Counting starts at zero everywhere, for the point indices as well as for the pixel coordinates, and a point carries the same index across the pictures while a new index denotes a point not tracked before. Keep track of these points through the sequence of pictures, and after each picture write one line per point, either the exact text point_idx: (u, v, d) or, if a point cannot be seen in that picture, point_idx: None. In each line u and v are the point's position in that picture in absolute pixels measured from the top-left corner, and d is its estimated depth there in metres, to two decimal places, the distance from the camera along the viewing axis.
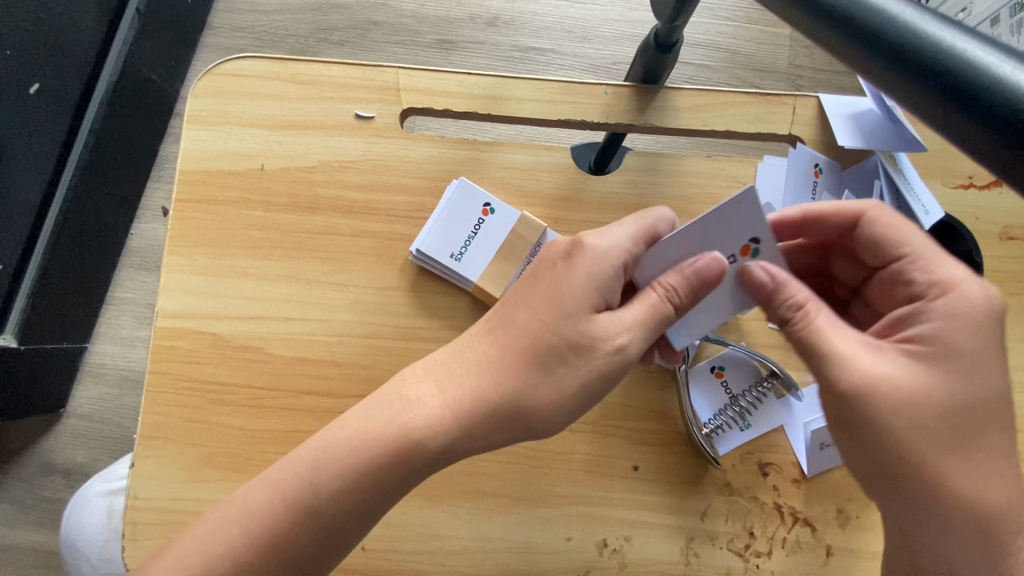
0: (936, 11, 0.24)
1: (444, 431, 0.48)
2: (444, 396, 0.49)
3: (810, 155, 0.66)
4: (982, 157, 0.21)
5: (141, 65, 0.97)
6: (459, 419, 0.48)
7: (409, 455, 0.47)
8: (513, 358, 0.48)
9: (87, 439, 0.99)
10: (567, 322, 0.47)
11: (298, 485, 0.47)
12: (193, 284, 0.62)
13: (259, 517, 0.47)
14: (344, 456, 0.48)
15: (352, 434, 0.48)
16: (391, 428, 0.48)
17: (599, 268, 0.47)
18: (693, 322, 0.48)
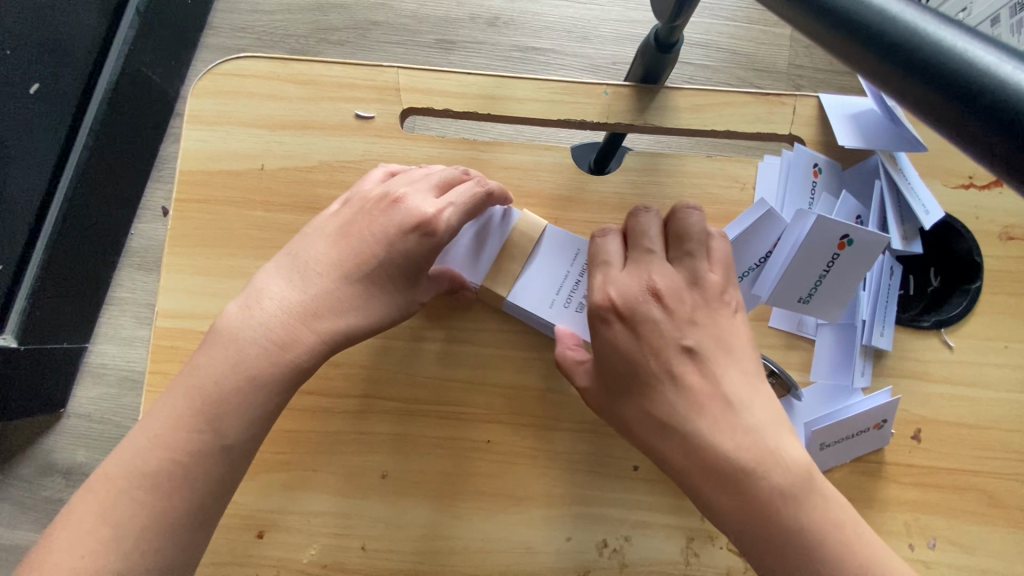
0: (937, 12, 0.24)
1: (289, 361, 0.50)
2: (289, 313, 0.51)
3: (809, 155, 0.66)
4: (983, 159, 0.21)
5: (141, 66, 0.97)
6: (298, 348, 0.50)
7: (269, 371, 0.49)
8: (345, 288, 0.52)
9: (87, 439, 0.99)
10: (406, 242, 0.53)
11: (203, 412, 0.47)
12: (194, 284, 0.62)
13: (176, 439, 0.46)
14: (231, 372, 0.48)
15: (233, 354, 0.49)
16: (274, 350, 0.50)
17: (421, 203, 0.54)
18: (797, 279, 0.58)
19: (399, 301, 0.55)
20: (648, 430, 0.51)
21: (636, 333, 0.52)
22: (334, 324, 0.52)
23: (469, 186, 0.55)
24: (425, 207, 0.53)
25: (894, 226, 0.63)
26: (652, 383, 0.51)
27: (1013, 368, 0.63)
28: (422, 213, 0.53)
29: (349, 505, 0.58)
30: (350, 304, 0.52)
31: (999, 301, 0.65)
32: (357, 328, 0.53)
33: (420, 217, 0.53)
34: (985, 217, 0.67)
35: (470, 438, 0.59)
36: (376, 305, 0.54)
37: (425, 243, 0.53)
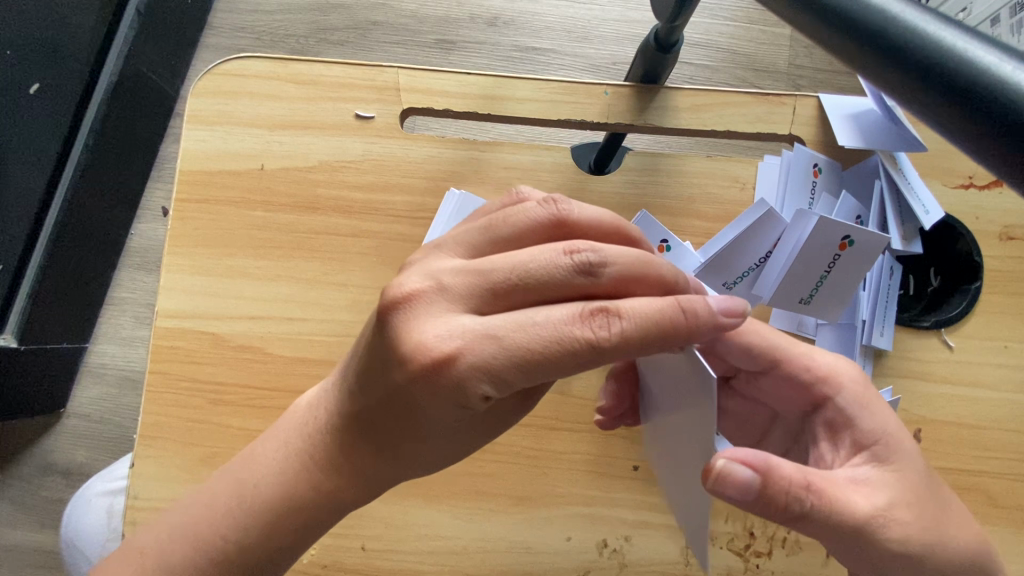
0: (937, 11, 0.24)
1: (334, 491, 0.46)
2: (332, 444, 0.45)
3: (810, 155, 0.66)
4: (984, 159, 0.21)
5: (141, 66, 0.97)
6: (343, 486, 0.46)
7: (308, 490, 0.45)
8: (384, 420, 0.42)
9: (87, 439, 0.99)
10: (433, 387, 0.38)
11: (241, 518, 0.46)
12: (193, 284, 0.62)
13: (212, 523, 0.46)
14: (271, 480, 0.46)
15: (267, 466, 0.47)
16: (320, 485, 0.46)
17: (468, 342, 0.37)
18: (799, 281, 0.59)
19: (467, 441, 0.44)
20: (925, 535, 0.42)
21: (798, 469, 0.39)
22: (395, 467, 0.45)
23: (569, 313, 0.37)
24: (469, 348, 0.37)
25: (893, 226, 0.63)
26: (844, 512, 0.40)
27: (1013, 368, 0.63)
28: (433, 346, 0.37)
29: None
30: (397, 444, 0.43)
31: (999, 301, 0.65)
32: (420, 468, 0.45)
33: (448, 360, 0.37)
34: (985, 216, 0.67)
35: None
36: (432, 446, 0.43)
37: (461, 396, 0.37)
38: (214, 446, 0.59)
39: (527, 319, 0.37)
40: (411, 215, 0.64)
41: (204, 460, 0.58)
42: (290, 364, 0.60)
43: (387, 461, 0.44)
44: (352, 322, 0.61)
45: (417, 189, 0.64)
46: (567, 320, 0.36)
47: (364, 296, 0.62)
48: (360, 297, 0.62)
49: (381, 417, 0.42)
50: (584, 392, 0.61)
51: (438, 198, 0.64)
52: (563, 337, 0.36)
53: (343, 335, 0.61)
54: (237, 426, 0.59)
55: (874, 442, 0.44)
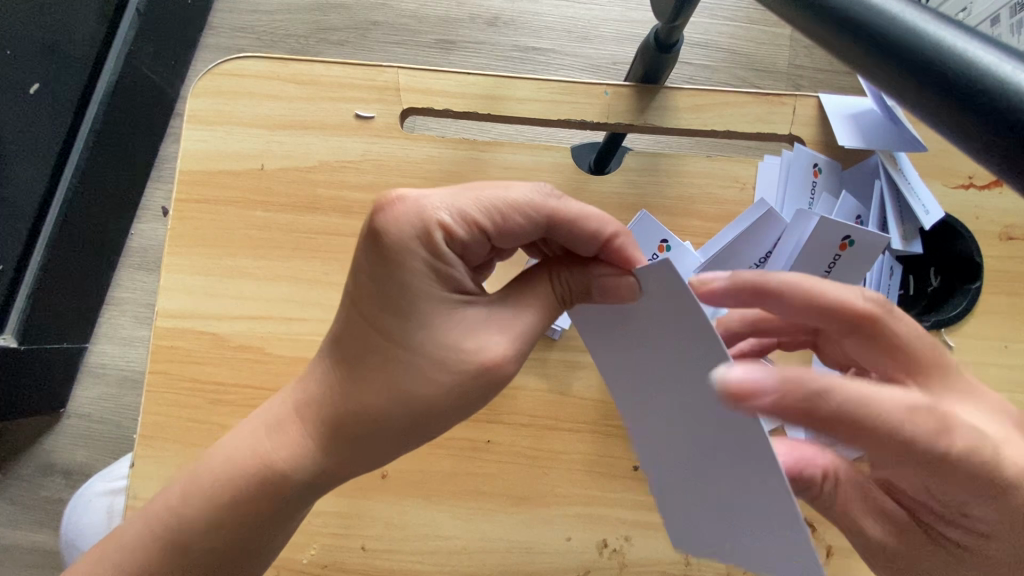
0: (937, 12, 0.24)
1: (307, 447, 0.45)
2: (309, 387, 0.45)
3: (809, 155, 0.66)
4: (982, 160, 0.21)
5: (141, 66, 0.97)
6: (314, 440, 0.45)
7: (283, 456, 0.45)
8: (353, 337, 0.43)
9: (87, 439, 0.99)
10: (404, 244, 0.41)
11: (222, 507, 0.45)
12: (193, 284, 0.62)
13: (201, 520, 0.46)
14: (248, 462, 0.45)
15: (221, 466, 0.46)
16: (296, 433, 0.45)
17: (439, 187, 0.43)
18: None
19: (434, 370, 0.41)
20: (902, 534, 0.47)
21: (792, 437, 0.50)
22: (360, 400, 0.43)
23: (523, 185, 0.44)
24: (438, 189, 0.43)
25: (894, 226, 0.63)
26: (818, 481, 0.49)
27: (1013, 368, 0.63)
28: (408, 189, 0.43)
29: (349, 505, 0.58)
30: (368, 366, 0.43)
31: (998, 301, 0.65)
32: (387, 414, 0.42)
33: (421, 205, 0.42)
34: (984, 216, 0.67)
35: (470, 438, 0.59)
36: (398, 367, 0.42)
37: (422, 249, 0.42)
38: None
39: (472, 188, 0.44)
40: None
41: None
42: (290, 364, 0.60)
43: (355, 395, 0.43)
44: None
45: (417, 189, 0.64)
46: (521, 187, 0.44)
47: None
48: None
49: (350, 325, 0.44)
50: (584, 392, 0.61)
51: None
52: (489, 202, 0.43)
53: None
54: (236, 426, 0.59)
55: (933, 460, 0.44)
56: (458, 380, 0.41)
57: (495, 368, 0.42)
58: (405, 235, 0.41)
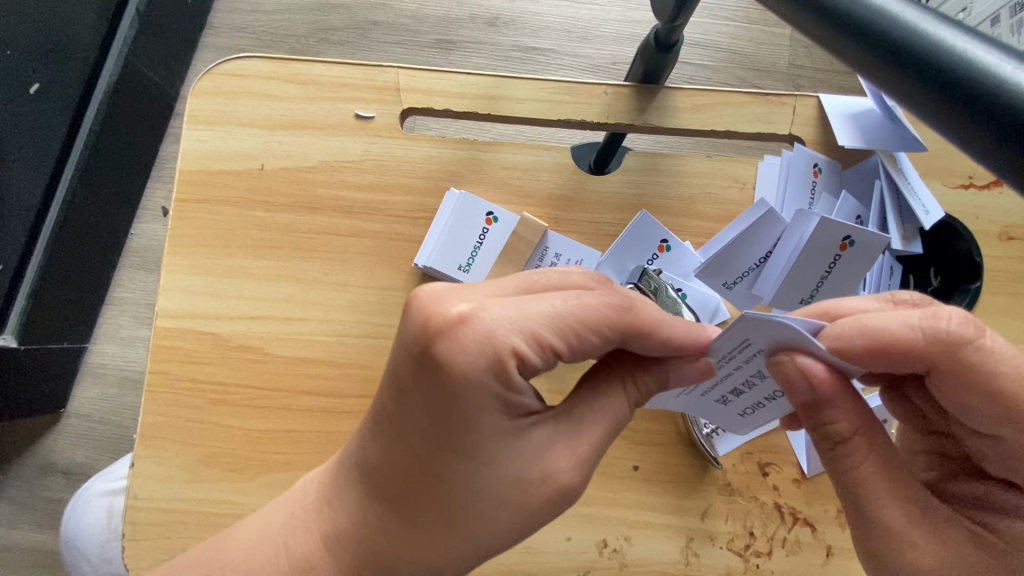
0: (937, 11, 0.24)
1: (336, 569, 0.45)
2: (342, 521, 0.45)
3: (810, 155, 0.65)
4: (982, 159, 0.21)
5: (141, 66, 0.97)
6: (345, 565, 0.44)
7: None
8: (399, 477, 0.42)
9: (87, 439, 0.99)
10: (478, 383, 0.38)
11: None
12: (194, 284, 0.62)
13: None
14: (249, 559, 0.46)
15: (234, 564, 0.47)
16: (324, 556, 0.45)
17: (509, 307, 0.39)
18: (799, 282, 0.59)
19: (493, 503, 0.40)
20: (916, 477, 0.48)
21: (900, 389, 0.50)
22: (407, 536, 0.42)
23: (595, 296, 0.40)
24: (510, 309, 0.39)
25: (894, 226, 0.63)
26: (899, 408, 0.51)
27: None
28: (473, 313, 0.38)
29: None
30: (415, 503, 0.41)
31: (998, 301, 0.65)
32: (433, 550, 0.42)
33: (495, 338, 0.38)
34: (984, 216, 0.67)
35: None
36: (450, 505, 0.41)
37: (498, 385, 0.38)
38: (214, 446, 0.59)
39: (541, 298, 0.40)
40: (411, 215, 0.64)
41: (205, 460, 0.59)
42: (290, 363, 0.60)
43: (404, 533, 0.42)
44: (352, 322, 0.62)
45: (417, 188, 0.64)
46: (594, 296, 0.40)
47: (364, 296, 0.62)
48: (360, 297, 0.62)
49: (399, 464, 0.41)
50: None
51: (438, 198, 0.64)
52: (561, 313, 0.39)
53: (343, 336, 0.61)
54: (237, 426, 0.59)
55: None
56: (517, 509, 0.41)
57: (561, 494, 0.41)
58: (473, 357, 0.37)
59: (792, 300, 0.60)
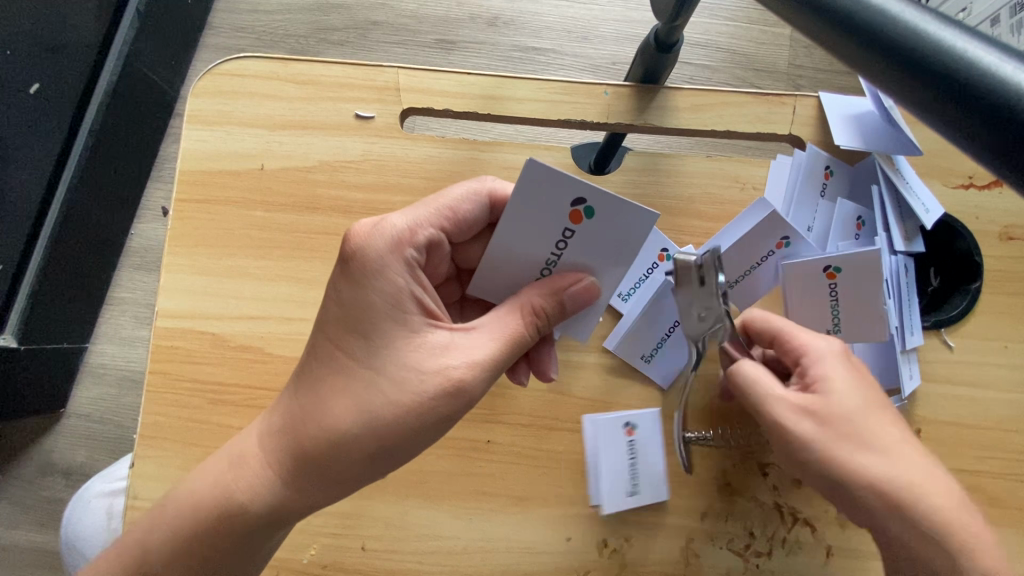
0: (936, 11, 0.24)
1: (278, 481, 0.46)
2: (275, 430, 0.47)
3: (821, 157, 0.65)
4: (981, 158, 0.21)
5: (141, 66, 0.97)
6: (283, 470, 0.46)
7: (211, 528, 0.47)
8: (316, 378, 0.45)
9: (87, 439, 0.99)
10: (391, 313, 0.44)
11: (190, 533, 0.47)
12: (194, 285, 0.62)
13: (171, 552, 0.48)
14: (216, 495, 0.47)
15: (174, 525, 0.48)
16: (262, 466, 0.47)
17: (382, 249, 0.44)
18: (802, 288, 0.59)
19: (412, 423, 0.44)
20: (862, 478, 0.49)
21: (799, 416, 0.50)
22: (329, 449, 0.44)
23: (466, 186, 0.47)
24: (399, 236, 0.45)
25: (893, 226, 0.63)
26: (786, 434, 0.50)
27: (1013, 367, 0.63)
28: (370, 252, 0.44)
29: (349, 505, 0.58)
30: (333, 396, 0.44)
31: (997, 301, 0.65)
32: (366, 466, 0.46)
33: (397, 241, 0.45)
34: (984, 216, 0.67)
35: (470, 438, 0.59)
36: (364, 390, 0.44)
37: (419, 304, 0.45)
38: (214, 446, 0.59)
39: (400, 213, 0.46)
40: None
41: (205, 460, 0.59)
42: (290, 364, 0.60)
43: (316, 424, 0.45)
44: None
45: (417, 189, 0.64)
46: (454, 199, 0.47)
47: None
48: None
49: (326, 410, 0.44)
50: (584, 392, 0.61)
51: None
52: (406, 241, 0.45)
53: None
54: (237, 426, 0.59)
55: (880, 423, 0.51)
56: (418, 392, 0.43)
57: (456, 381, 0.44)
58: (382, 274, 0.44)
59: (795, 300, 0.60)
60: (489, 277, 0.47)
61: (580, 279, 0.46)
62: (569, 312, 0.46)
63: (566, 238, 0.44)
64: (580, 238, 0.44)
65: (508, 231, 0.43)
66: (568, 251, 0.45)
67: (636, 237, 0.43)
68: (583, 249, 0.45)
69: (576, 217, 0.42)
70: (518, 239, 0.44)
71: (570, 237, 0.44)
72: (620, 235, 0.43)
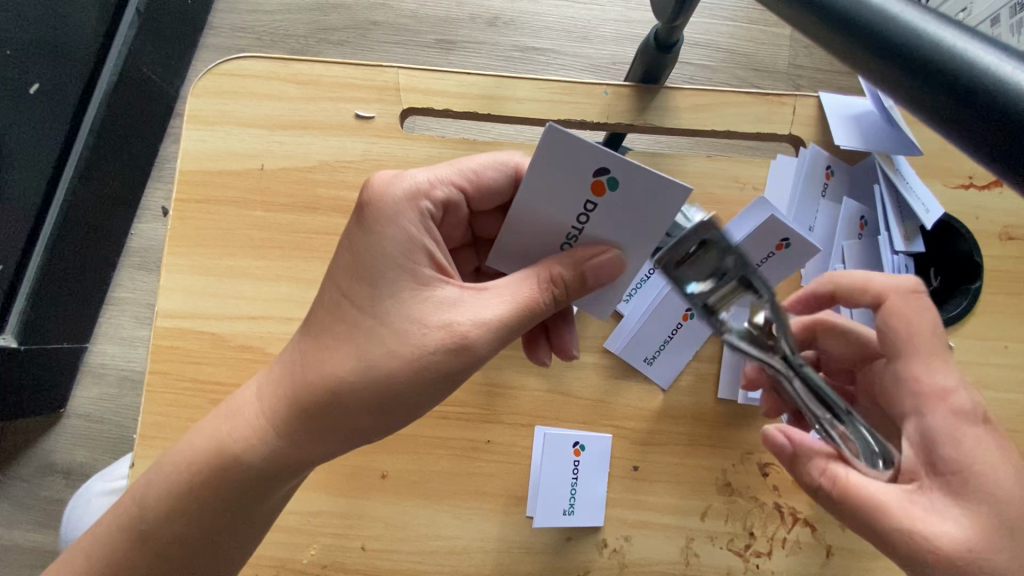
0: (936, 12, 0.24)
1: (271, 432, 0.45)
2: (274, 379, 0.46)
3: (822, 156, 0.66)
4: (982, 158, 0.21)
5: (141, 65, 0.97)
6: (279, 423, 0.45)
7: (207, 484, 0.47)
8: (319, 325, 0.45)
9: (87, 439, 0.99)
10: (400, 262, 0.44)
11: (184, 493, 0.47)
12: (193, 285, 0.62)
13: (163, 511, 0.47)
14: (210, 446, 0.47)
15: (171, 482, 0.47)
16: (256, 418, 0.46)
17: (399, 199, 0.45)
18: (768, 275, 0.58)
19: (410, 378, 0.42)
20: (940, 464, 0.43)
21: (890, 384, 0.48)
22: (325, 400, 0.44)
23: (491, 158, 0.48)
24: (418, 190, 0.46)
25: (894, 227, 0.63)
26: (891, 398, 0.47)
27: (1013, 368, 0.63)
28: (387, 199, 0.45)
29: (349, 505, 0.58)
30: (335, 343, 0.44)
31: (998, 301, 0.65)
32: (362, 426, 0.45)
33: (415, 194, 0.45)
34: (984, 216, 0.67)
35: (470, 438, 0.59)
36: (365, 337, 0.43)
37: (429, 255, 0.44)
38: None
39: (420, 170, 0.47)
40: None
41: None
42: None
43: (315, 370, 0.44)
44: None
45: None
46: (477, 166, 0.48)
47: None
48: None
49: (325, 358, 0.44)
50: (584, 392, 0.61)
51: None
52: (421, 195, 0.46)
53: None
54: None
55: (955, 473, 0.42)
56: (420, 346, 0.42)
57: (460, 335, 0.43)
58: (394, 224, 0.44)
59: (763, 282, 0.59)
60: (506, 241, 0.45)
61: (604, 249, 0.43)
62: (590, 283, 0.43)
63: (588, 211, 0.41)
64: (603, 212, 0.41)
65: (530, 195, 0.41)
66: (588, 225, 0.43)
67: (660, 220, 0.41)
68: (605, 225, 0.42)
69: (599, 190, 0.40)
70: (541, 208, 0.42)
71: (592, 211, 0.41)
72: (642, 214, 0.41)
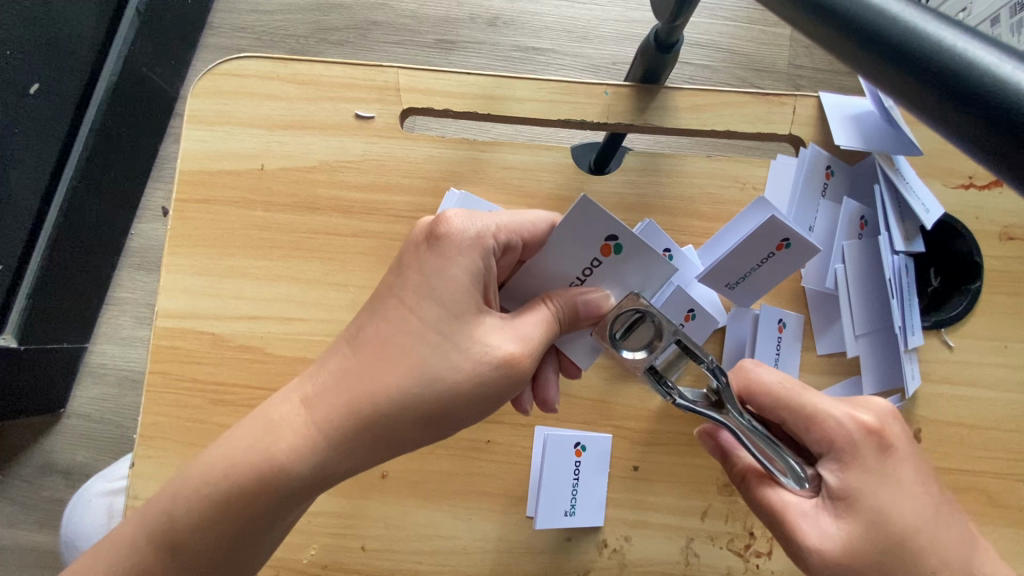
0: (936, 12, 0.24)
1: (324, 448, 0.44)
2: (320, 394, 0.45)
3: (822, 156, 0.65)
4: (983, 157, 0.21)
5: (141, 66, 0.97)
6: (316, 443, 0.44)
7: (209, 517, 0.45)
8: (380, 340, 0.44)
9: (87, 439, 0.99)
10: (460, 294, 0.44)
11: (185, 529, 0.45)
12: (193, 284, 0.62)
13: (165, 547, 0.46)
14: (248, 458, 0.44)
15: (171, 519, 0.45)
16: (294, 435, 0.44)
17: (466, 237, 0.44)
18: (767, 277, 0.58)
19: (467, 395, 0.43)
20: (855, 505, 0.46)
21: (821, 437, 0.47)
22: (377, 417, 0.43)
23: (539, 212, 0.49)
24: (481, 228, 0.45)
25: (894, 227, 0.63)
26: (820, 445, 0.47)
27: (1013, 368, 0.63)
28: (456, 231, 0.44)
29: (350, 505, 0.58)
30: (400, 357, 0.43)
31: (997, 301, 0.65)
32: (409, 442, 0.45)
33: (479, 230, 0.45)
34: (984, 216, 0.67)
35: (470, 438, 0.59)
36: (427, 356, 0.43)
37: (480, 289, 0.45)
38: None
39: (485, 213, 0.47)
40: (411, 215, 0.64)
41: None
42: (290, 364, 0.61)
43: (376, 385, 0.43)
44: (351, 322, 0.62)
45: (417, 189, 0.64)
46: (531, 215, 0.48)
47: (364, 296, 0.62)
48: (360, 298, 0.62)
49: (380, 376, 0.43)
50: (583, 392, 0.61)
51: (437, 198, 0.64)
52: (490, 235, 0.45)
53: None
54: None
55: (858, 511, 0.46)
56: (478, 365, 0.43)
57: (512, 359, 0.44)
58: (464, 252, 0.44)
59: (764, 282, 0.59)
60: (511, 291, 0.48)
61: (600, 290, 0.47)
62: (583, 322, 0.46)
63: (592, 267, 0.46)
64: (607, 271, 0.46)
65: (548, 253, 0.45)
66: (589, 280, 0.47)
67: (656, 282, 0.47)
68: (603, 280, 0.47)
69: (607, 251, 0.45)
70: (548, 263, 0.46)
71: (596, 266, 0.46)
72: (643, 274, 0.47)
